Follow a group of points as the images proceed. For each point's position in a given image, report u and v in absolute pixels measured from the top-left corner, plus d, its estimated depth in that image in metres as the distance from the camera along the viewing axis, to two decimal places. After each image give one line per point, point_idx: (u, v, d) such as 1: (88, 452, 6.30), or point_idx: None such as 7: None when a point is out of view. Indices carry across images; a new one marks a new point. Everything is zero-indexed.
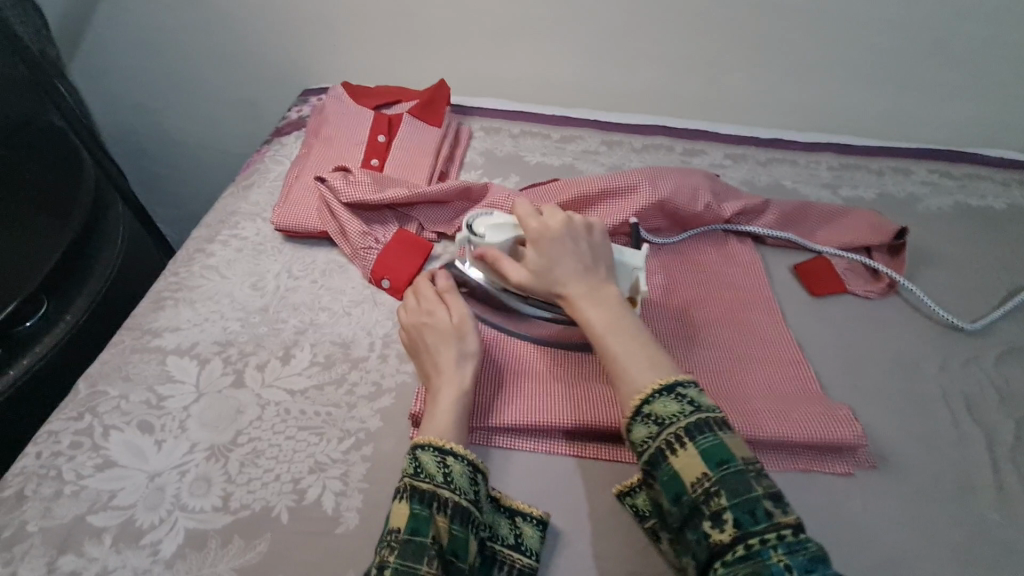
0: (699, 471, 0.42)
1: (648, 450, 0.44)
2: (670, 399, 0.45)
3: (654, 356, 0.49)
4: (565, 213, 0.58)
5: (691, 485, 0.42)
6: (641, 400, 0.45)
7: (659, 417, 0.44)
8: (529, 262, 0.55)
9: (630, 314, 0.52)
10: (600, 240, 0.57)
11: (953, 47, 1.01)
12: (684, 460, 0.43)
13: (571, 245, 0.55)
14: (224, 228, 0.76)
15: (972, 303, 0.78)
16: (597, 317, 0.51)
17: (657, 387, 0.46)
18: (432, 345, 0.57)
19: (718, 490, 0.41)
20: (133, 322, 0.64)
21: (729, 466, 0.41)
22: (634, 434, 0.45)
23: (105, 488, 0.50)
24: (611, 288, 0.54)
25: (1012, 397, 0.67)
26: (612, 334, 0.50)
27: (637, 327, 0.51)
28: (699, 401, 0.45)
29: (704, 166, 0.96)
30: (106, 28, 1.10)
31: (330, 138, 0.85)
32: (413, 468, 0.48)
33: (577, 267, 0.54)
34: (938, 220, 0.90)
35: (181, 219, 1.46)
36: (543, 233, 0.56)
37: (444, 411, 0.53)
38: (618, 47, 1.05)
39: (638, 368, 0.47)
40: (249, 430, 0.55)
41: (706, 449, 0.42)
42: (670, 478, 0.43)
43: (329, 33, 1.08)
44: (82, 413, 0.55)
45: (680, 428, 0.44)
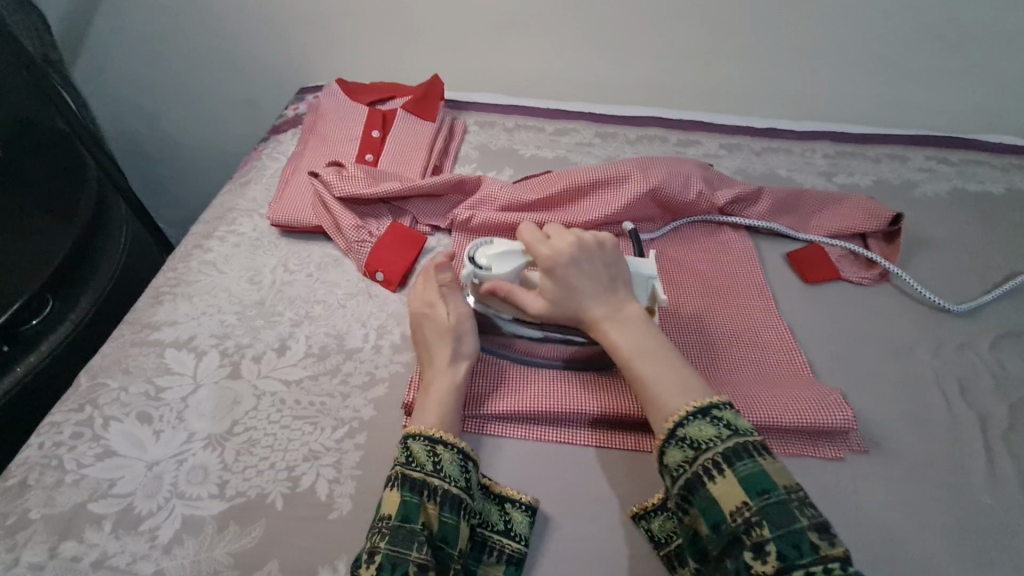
0: (739, 499, 0.43)
1: (684, 475, 0.45)
2: (705, 423, 0.46)
3: (684, 374, 0.50)
4: (573, 234, 0.58)
5: (731, 513, 0.42)
6: (676, 424, 0.47)
7: (695, 441, 0.46)
8: (545, 291, 0.56)
9: (654, 332, 0.54)
10: (614, 256, 0.58)
11: (950, 32, 1.00)
12: (723, 487, 0.43)
13: (587, 269, 0.56)
14: (222, 224, 0.77)
15: (968, 287, 0.78)
16: (625, 340, 0.53)
17: (692, 411, 0.47)
18: (431, 339, 0.59)
19: (760, 520, 0.41)
20: (132, 316, 0.65)
21: (771, 495, 0.42)
22: (669, 457, 0.46)
23: (105, 477, 0.52)
24: (631, 305, 0.56)
25: (1006, 380, 0.66)
26: (640, 359, 0.51)
27: (664, 343, 0.53)
28: (735, 426, 0.46)
29: (699, 156, 0.96)
30: (107, 31, 1.12)
31: (325, 135, 0.86)
32: (404, 457, 0.49)
33: (595, 290, 0.55)
34: (935, 206, 0.89)
35: (182, 219, 1.48)
36: (555, 260, 0.56)
37: (434, 405, 0.54)
38: (612, 39, 1.05)
39: (672, 391, 0.49)
40: (245, 420, 0.56)
41: (747, 476, 0.43)
42: (710, 505, 0.43)
43: (325, 31, 1.09)
44: (83, 405, 0.57)
45: (718, 454, 0.45)
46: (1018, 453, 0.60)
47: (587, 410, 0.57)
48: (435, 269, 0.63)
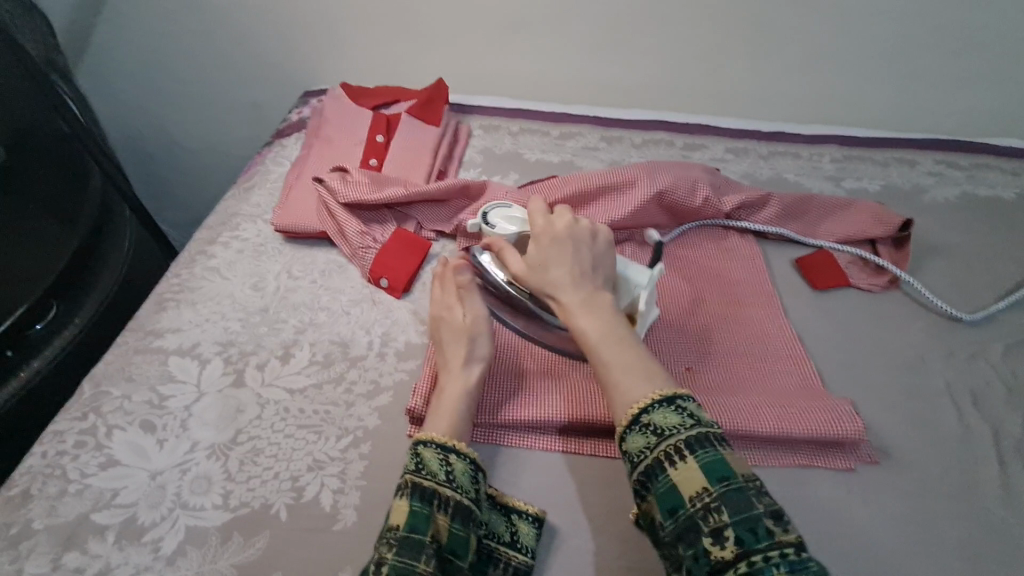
0: (699, 485, 0.41)
1: (644, 462, 0.43)
2: (669, 410, 0.44)
3: (647, 367, 0.47)
4: (574, 216, 0.57)
5: (690, 499, 0.41)
6: (640, 409, 0.44)
7: (659, 428, 0.43)
8: (529, 258, 0.55)
9: (626, 324, 0.51)
10: (606, 248, 0.57)
11: (960, 35, 0.99)
12: (684, 473, 0.42)
13: (574, 248, 0.54)
14: (225, 230, 0.76)
15: (978, 294, 0.77)
16: (590, 326, 0.50)
17: (654, 398, 0.45)
18: (450, 341, 0.59)
19: (718, 506, 0.40)
20: (136, 323, 0.65)
21: (730, 482, 0.41)
22: (631, 443, 0.44)
23: (108, 486, 0.51)
24: (606, 295, 0.53)
25: (1018, 389, 0.66)
26: (605, 345, 0.49)
27: (633, 337, 0.50)
28: (698, 415, 0.44)
29: (705, 160, 0.95)
30: (111, 35, 1.12)
31: (330, 139, 0.85)
32: (415, 464, 0.48)
33: (575, 270, 0.53)
34: (945, 211, 0.88)
35: (185, 222, 1.48)
36: (547, 233, 0.55)
37: (446, 411, 0.53)
38: (617, 42, 1.04)
39: (630, 379, 0.46)
40: (249, 429, 0.56)
41: (706, 464, 0.42)
42: (668, 491, 0.42)
43: (329, 35, 1.09)
44: (86, 414, 0.56)
45: (679, 441, 0.43)
46: None
47: (596, 418, 0.57)
48: (454, 271, 0.63)
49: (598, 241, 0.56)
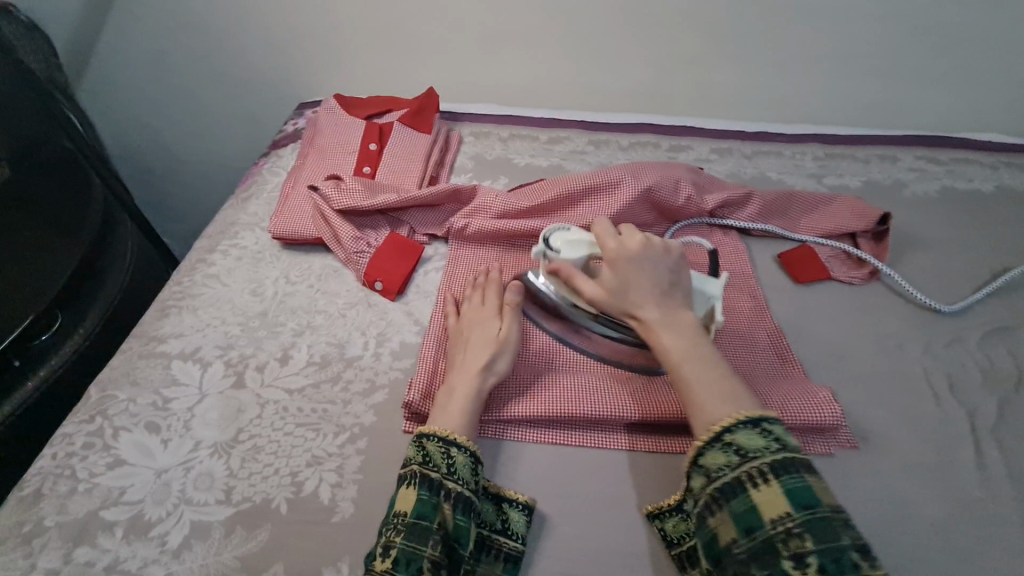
0: (782, 509, 0.41)
1: (723, 478, 0.44)
2: (754, 432, 0.45)
3: (730, 384, 0.49)
4: (644, 235, 0.58)
5: (772, 522, 0.41)
6: (723, 428, 0.45)
7: (743, 448, 0.44)
8: (607, 282, 0.57)
9: (706, 340, 0.53)
10: (682, 263, 0.58)
11: (936, 34, 1.02)
12: (766, 495, 0.42)
13: (651, 267, 0.56)
14: (225, 238, 0.79)
15: (956, 284, 0.79)
16: (673, 342, 0.52)
17: (737, 419, 0.46)
18: (473, 343, 0.62)
19: (802, 532, 0.40)
20: (140, 329, 0.68)
21: (815, 511, 0.41)
22: (709, 458, 0.45)
23: (116, 485, 0.53)
24: (686, 312, 0.55)
25: (993, 375, 0.68)
26: (689, 362, 0.50)
27: (714, 354, 0.52)
28: (785, 440, 0.45)
29: (690, 161, 0.98)
30: (111, 54, 1.15)
31: (324, 149, 0.88)
32: (421, 457, 0.51)
33: (656, 290, 0.55)
34: (925, 205, 0.91)
35: (186, 232, 1.51)
36: (622, 253, 0.56)
37: (450, 411, 0.55)
38: (602, 48, 1.07)
39: (714, 399, 0.48)
40: (250, 428, 0.58)
41: (792, 490, 0.42)
42: (746, 511, 0.42)
43: (322, 48, 1.12)
44: (93, 416, 0.58)
45: (765, 463, 0.43)
46: (1007, 446, 0.61)
47: (589, 412, 0.59)
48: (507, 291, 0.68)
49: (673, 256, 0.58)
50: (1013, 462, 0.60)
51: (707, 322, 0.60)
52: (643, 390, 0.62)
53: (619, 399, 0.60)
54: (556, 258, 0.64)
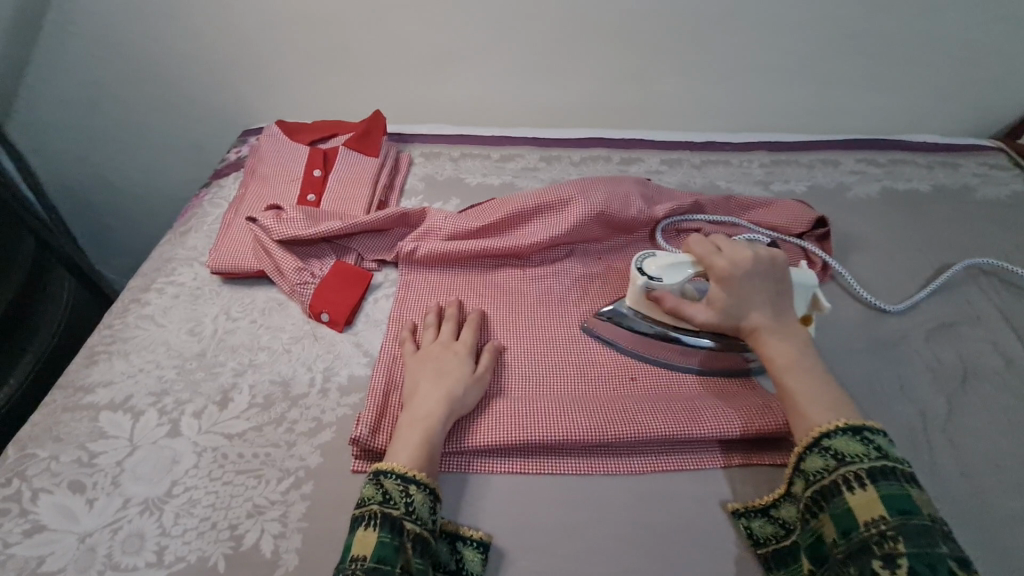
0: (877, 512, 0.43)
1: (822, 481, 0.47)
2: (853, 439, 0.47)
3: (830, 392, 0.52)
4: (749, 249, 0.61)
5: (865, 523, 0.43)
6: (822, 435, 0.49)
7: (840, 453, 0.47)
8: (717, 301, 0.59)
9: (810, 349, 0.56)
10: (785, 272, 0.60)
11: (865, 42, 1.06)
12: (860, 499, 0.44)
13: (759, 283, 0.59)
14: (161, 275, 0.75)
15: (901, 283, 0.81)
16: (778, 356, 0.55)
17: (838, 425, 0.48)
18: (439, 371, 0.60)
19: (895, 534, 0.41)
20: (65, 379, 0.63)
21: (911, 516, 0.42)
22: (808, 462, 0.49)
23: (33, 554, 0.49)
24: (793, 324, 0.58)
25: (942, 373, 0.69)
26: (793, 373, 0.54)
27: (817, 363, 0.55)
28: (886, 451, 0.47)
29: (641, 173, 0.98)
30: (38, 88, 1.10)
31: (267, 176, 0.86)
32: (380, 496, 0.48)
33: (763, 304, 0.58)
34: (867, 207, 0.93)
35: (134, 267, 1.45)
36: (732, 271, 0.59)
37: (405, 446, 0.53)
38: (547, 66, 1.07)
39: (818, 408, 0.51)
40: (185, 480, 0.54)
41: (887, 494, 0.44)
42: (843, 512, 0.44)
43: (266, 73, 1.09)
44: (11, 479, 0.54)
45: (861, 470, 0.45)
46: (955, 442, 0.62)
47: (541, 437, 0.58)
48: (472, 324, 0.67)
49: (777, 265, 0.60)
50: (963, 457, 0.61)
51: (813, 309, 0.65)
52: (598, 409, 0.61)
53: (576, 421, 0.59)
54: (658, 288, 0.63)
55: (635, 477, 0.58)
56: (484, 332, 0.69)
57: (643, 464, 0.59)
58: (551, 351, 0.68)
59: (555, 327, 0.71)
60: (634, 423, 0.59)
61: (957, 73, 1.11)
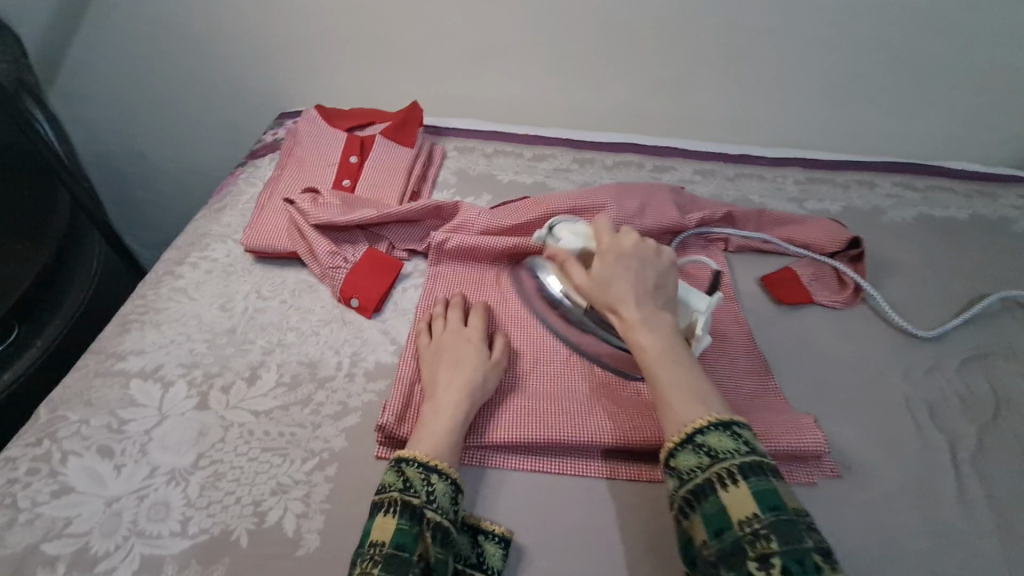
0: (750, 510, 0.41)
1: (695, 480, 0.43)
2: (725, 434, 0.44)
3: (698, 386, 0.49)
4: (638, 236, 0.60)
5: (739, 523, 0.40)
6: (695, 429, 0.45)
7: (713, 450, 0.44)
8: (596, 277, 0.58)
9: (680, 341, 0.54)
10: (669, 268, 0.59)
11: (910, 65, 1.04)
12: (734, 497, 0.41)
13: (638, 267, 0.57)
14: (195, 250, 0.76)
15: (934, 311, 0.80)
16: (648, 340, 0.53)
17: (709, 420, 0.45)
18: (456, 360, 0.60)
19: (768, 533, 0.39)
20: (98, 344, 0.64)
21: (781, 512, 0.40)
22: (681, 460, 0.45)
23: (60, 515, 0.50)
24: (667, 316, 0.55)
25: (973, 404, 0.68)
26: (663, 363, 0.51)
27: (688, 357, 0.52)
28: (753, 444, 0.44)
29: (674, 181, 0.98)
30: (83, 59, 1.12)
31: (303, 159, 0.86)
32: (400, 483, 0.48)
33: (641, 291, 0.56)
34: (902, 231, 0.92)
35: (158, 240, 1.46)
36: (612, 252, 0.58)
37: (428, 436, 0.53)
38: (586, 68, 1.07)
39: (685, 400, 0.48)
40: (212, 453, 0.55)
41: (758, 491, 0.41)
42: (717, 512, 0.42)
43: (306, 58, 1.10)
44: (41, 439, 0.55)
45: (733, 465, 0.43)
46: (986, 476, 0.61)
47: (562, 436, 0.57)
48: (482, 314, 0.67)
49: (662, 260, 0.59)
50: (992, 491, 0.60)
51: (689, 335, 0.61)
52: (621, 414, 0.60)
53: (601, 425, 0.58)
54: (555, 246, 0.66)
55: (658, 486, 0.58)
56: (490, 321, 0.69)
57: (666, 473, 0.58)
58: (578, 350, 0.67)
59: None
60: (656, 429, 0.58)
61: (1000, 103, 1.09)
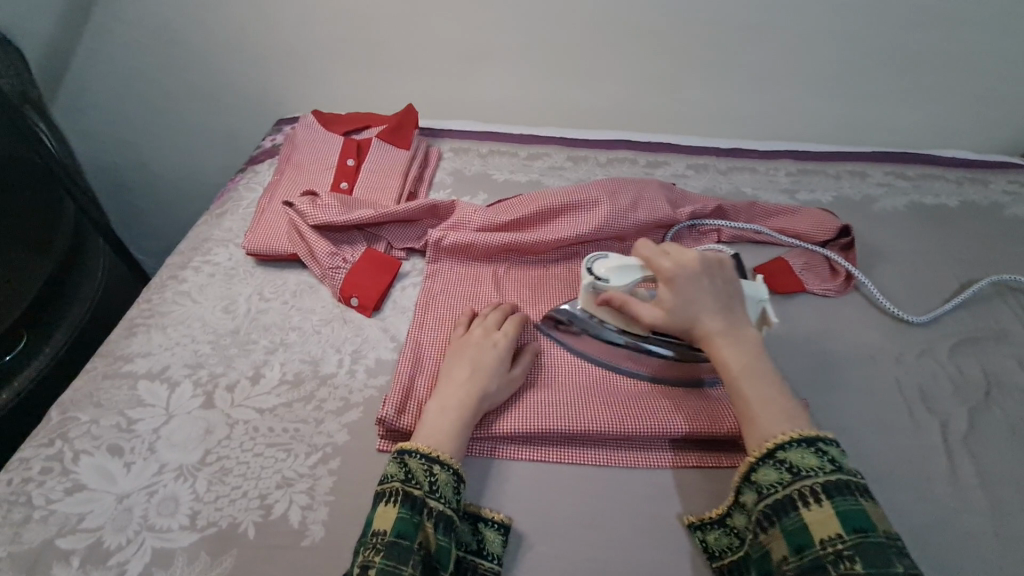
0: (833, 530, 0.43)
1: (774, 495, 0.47)
2: (808, 451, 0.47)
3: (787, 401, 0.51)
4: (693, 253, 0.58)
5: (821, 541, 0.43)
6: (775, 446, 0.48)
7: (795, 466, 0.47)
8: (665, 303, 0.56)
9: (762, 352, 0.55)
10: (733, 278, 0.59)
11: (898, 55, 1.06)
12: (817, 516, 0.44)
13: (709, 286, 0.56)
14: (198, 254, 0.78)
15: (926, 297, 0.81)
16: (732, 359, 0.54)
17: (793, 437, 0.48)
18: (474, 363, 0.60)
19: (851, 554, 0.42)
20: (106, 348, 0.66)
21: (866, 534, 0.42)
22: (761, 475, 0.48)
23: (74, 511, 0.51)
24: (744, 326, 0.56)
25: (965, 386, 0.69)
26: (749, 378, 0.53)
27: (771, 370, 0.54)
28: (839, 461, 0.46)
29: (667, 176, 0.99)
30: (85, 71, 1.14)
31: (301, 164, 0.88)
32: (402, 474, 0.49)
33: (716, 307, 0.56)
34: (894, 219, 0.93)
35: (160, 248, 1.48)
36: (678, 275, 0.57)
37: (434, 431, 0.54)
38: (578, 67, 1.09)
39: (777, 418, 0.50)
40: (218, 449, 0.56)
41: (843, 512, 0.44)
42: (797, 529, 0.44)
43: (303, 65, 1.12)
44: (53, 439, 0.56)
45: (817, 484, 0.45)
46: (977, 456, 0.62)
47: (561, 426, 0.58)
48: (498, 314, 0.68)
49: (723, 271, 0.58)
50: (982, 471, 0.61)
51: (762, 323, 0.62)
52: (617, 404, 0.61)
53: (597, 415, 0.59)
54: (606, 288, 0.62)
55: (651, 471, 0.59)
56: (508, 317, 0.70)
57: (662, 460, 0.59)
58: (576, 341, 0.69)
59: None
60: (654, 418, 0.60)
61: (991, 89, 1.10)
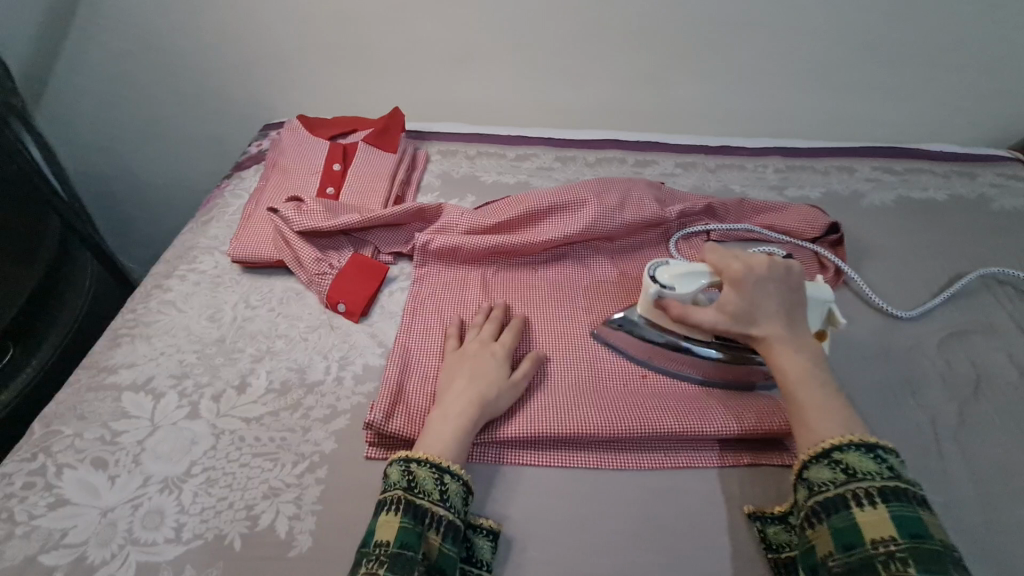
0: (886, 532, 0.43)
1: (826, 493, 0.46)
2: (866, 456, 0.46)
3: (846, 408, 0.51)
4: (765, 255, 0.59)
5: (872, 541, 0.43)
6: (835, 445, 0.47)
7: (851, 468, 0.46)
8: (729, 304, 0.57)
9: (824, 365, 0.54)
10: (801, 286, 0.59)
11: (884, 51, 1.06)
12: (871, 517, 0.44)
13: (776, 289, 0.57)
14: (183, 263, 0.77)
15: (915, 291, 0.81)
16: (791, 367, 0.54)
17: (852, 440, 0.47)
18: (473, 372, 0.60)
19: (905, 557, 0.41)
20: (89, 360, 0.65)
21: (923, 541, 0.42)
22: (814, 472, 0.48)
23: (57, 526, 0.51)
24: (804, 336, 0.56)
25: (955, 380, 0.69)
26: (809, 387, 0.52)
27: (829, 377, 0.53)
28: (899, 472, 0.46)
29: (655, 175, 0.99)
30: (68, 79, 1.13)
31: (287, 169, 0.87)
32: (408, 483, 0.49)
33: (778, 314, 0.56)
34: (882, 214, 0.93)
35: (150, 256, 1.47)
36: (748, 276, 0.57)
37: (434, 441, 0.53)
38: (565, 67, 1.09)
39: (835, 422, 0.49)
40: (204, 460, 0.56)
41: (899, 516, 0.43)
42: (847, 527, 0.44)
43: (289, 71, 1.11)
44: (36, 453, 0.56)
45: (873, 487, 0.45)
46: (967, 450, 0.62)
47: (553, 430, 0.58)
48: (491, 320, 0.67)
49: (792, 278, 0.58)
50: (973, 465, 0.61)
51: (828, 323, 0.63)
52: (611, 405, 0.61)
53: (590, 417, 0.59)
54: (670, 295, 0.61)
55: (642, 473, 0.58)
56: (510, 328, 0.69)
57: (655, 461, 0.59)
58: (566, 343, 0.69)
59: (564, 325, 0.71)
60: (646, 419, 0.59)
61: (977, 83, 1.10)
